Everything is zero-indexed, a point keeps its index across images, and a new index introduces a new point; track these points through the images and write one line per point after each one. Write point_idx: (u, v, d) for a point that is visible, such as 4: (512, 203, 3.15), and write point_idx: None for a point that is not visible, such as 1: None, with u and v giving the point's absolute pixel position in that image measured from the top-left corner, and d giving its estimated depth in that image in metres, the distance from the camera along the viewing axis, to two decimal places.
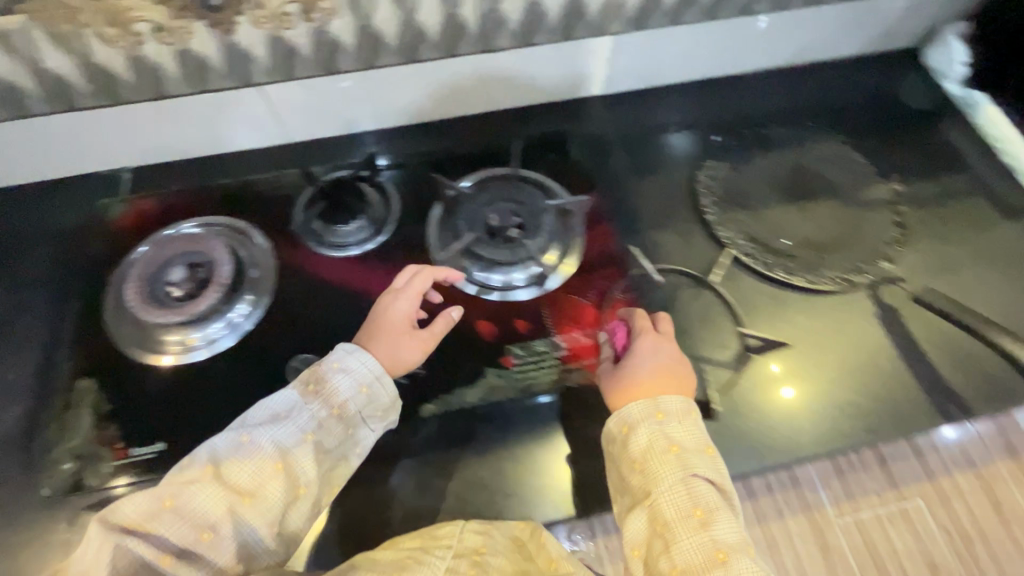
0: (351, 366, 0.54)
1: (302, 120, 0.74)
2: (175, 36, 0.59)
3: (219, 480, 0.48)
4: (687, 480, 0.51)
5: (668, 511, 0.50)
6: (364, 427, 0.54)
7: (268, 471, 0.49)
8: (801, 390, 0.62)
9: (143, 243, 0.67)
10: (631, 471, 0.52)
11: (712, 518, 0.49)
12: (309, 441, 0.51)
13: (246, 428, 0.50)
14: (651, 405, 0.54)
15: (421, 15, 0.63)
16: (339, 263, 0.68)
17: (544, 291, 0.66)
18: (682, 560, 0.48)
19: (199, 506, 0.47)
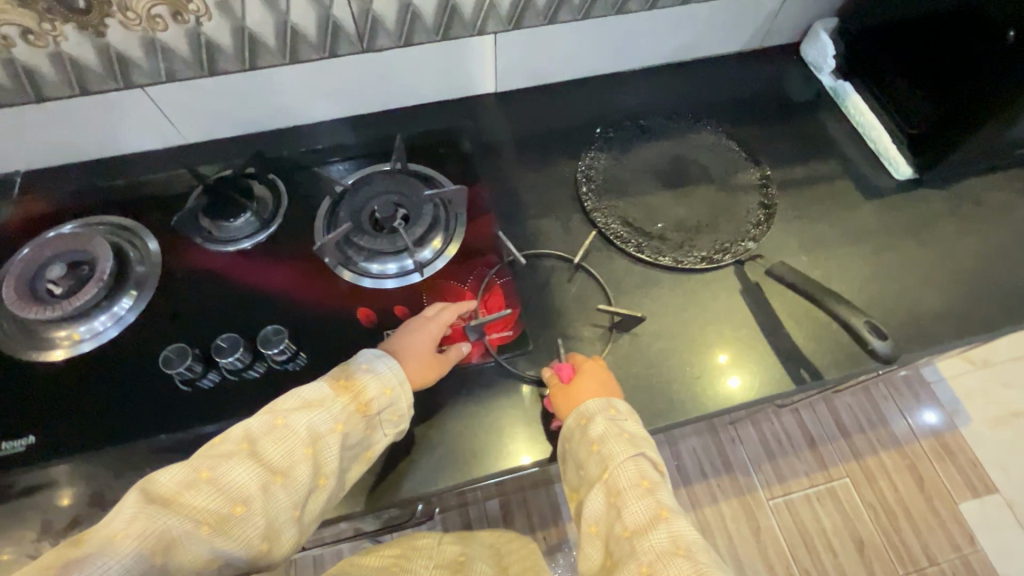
0: (381, 369, 0.56)
1: (191, 120, 0.75)
2: (45, 40, 0.61)
3: (253, 456, 0.49)
4: (635, 457, 0.55)
5: (620, 482, 0.54)
6: (380, 428, 0.56)
7: (299, 453, 0.50)
8: (746, 381, 0.65)
9: (26, 245, 0.68)
10: (588, 453, 0.56)
11: (656, 484, 0.54)
12: (337, 433, 0.52)
13: (278, 413, 0.52)
14: (606, 402, 0.58)
15: (294, 17, 0.66)
16: (227, 258, 0.70)
17: (426, 276, 0.69)
18: (631, 522, 0.52)
19: (236, 479, 0.48)
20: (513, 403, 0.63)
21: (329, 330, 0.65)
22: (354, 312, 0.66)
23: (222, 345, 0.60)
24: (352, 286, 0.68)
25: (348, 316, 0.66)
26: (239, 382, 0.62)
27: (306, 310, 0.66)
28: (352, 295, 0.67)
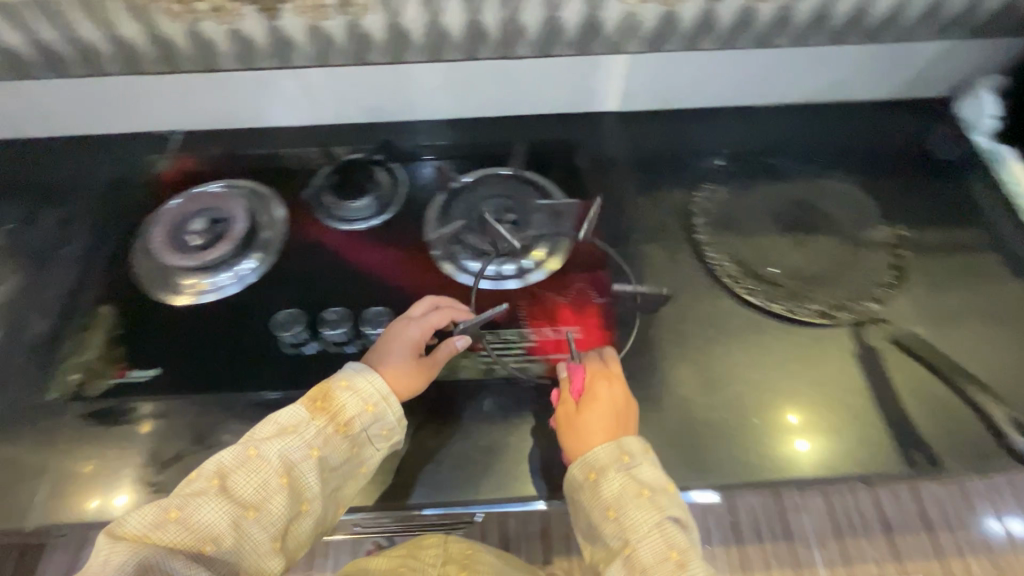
0: (360, 386, 0.57)
1: (332, 104, 0.80)
2: (229, 17, 0.66)
3: (224, 491, 0.51)
4: (660, 524, 0.51)
5: (646, 557, 0.50)
6: (369, 446, 0.56)
7: (273, 484, 0.51)
8: (816, 445, 0.61)
9: (178, 197, 0.75)
10: (606, 520, 0.52)
11: (685, 555, 0.50)
12: (313, 458, 0.53)
13: (251, 442, 0.53)
14: (619, 449, 0.54)
15: (446, 19, 0.68)
16: (342, 235, 0.73)
17: (527, 283, 0.69)
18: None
19: (207, 517, 0.49)
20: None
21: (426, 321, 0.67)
22: None
23: (330, 318, 0.66)
24: (453, 284, 0.70)
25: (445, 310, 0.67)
26: (336, 356, 0.65)
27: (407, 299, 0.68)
28: (452, 290, 0.69)
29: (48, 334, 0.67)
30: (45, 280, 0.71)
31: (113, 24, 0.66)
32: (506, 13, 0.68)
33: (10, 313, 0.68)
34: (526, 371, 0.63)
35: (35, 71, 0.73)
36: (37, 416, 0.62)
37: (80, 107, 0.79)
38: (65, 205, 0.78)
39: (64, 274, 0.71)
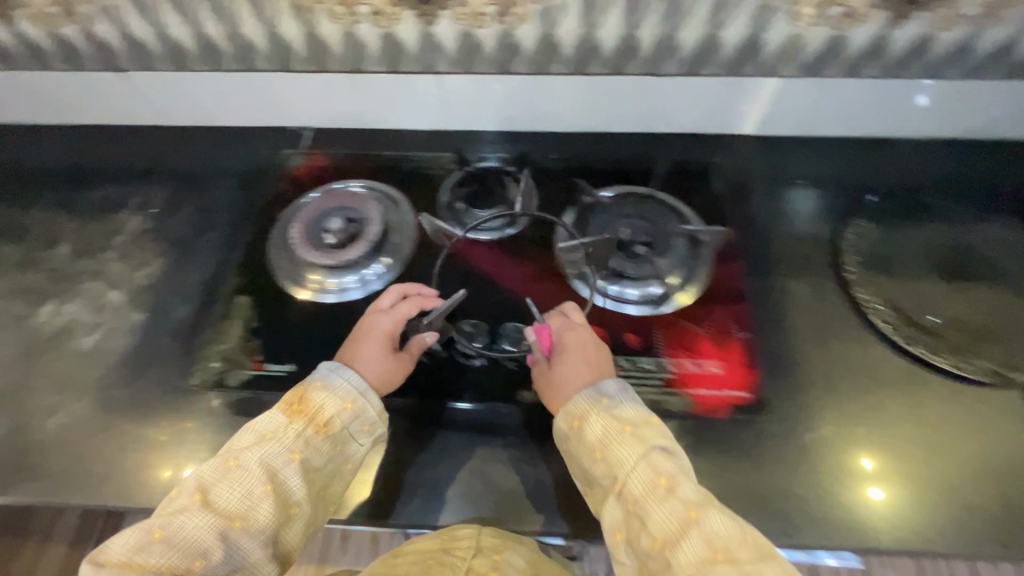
0: (337, 386, 0.57)
1: (463, 111, 0.80)
2: (387, 21, 0.68)
3: (205, 505, 0.50)
4: (644, 454, 0.51)
5: (636, 488, 0.50)
6: (353, 442, 0.57)
7: (257, 492, 0.51)
8: (900, 492, 0.56)
9: (315, 191, 0.76)
10: (593, 461, 0.53)
11: (675, 480, 0.49)
12: (296, 461, 0.53)
13: (231, 454, 0.53)
14: (596, 392, 0.56)
15: (601, 32, 0.67)
16: (471, 245, 0.73)
17: (662, 312, 0.66)
18: (657, 531, 0.48)
19: (191, 532, 0.49)
20: (744, 470, 0.58)
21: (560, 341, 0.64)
22: (584, 329, 0.65)
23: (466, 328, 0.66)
24: (585, 305, 0.67)
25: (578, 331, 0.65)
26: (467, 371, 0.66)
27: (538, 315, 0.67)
28: (583, 311, 0.66)
29: (190, 319, 0.69)
30: (187, 266, 0.73)
31: (276, 22, 0.69)
32: (664, 29, 0.66)
33: (155, 294, 0.71)
34: (665, 405, 0.60)
35: (192, 64, 0.76)
36: (181, 399, 0.64)
37: (224, 101, 0.82)
38: (204, 193, 0.81)
39: (205, 261, 0.74)
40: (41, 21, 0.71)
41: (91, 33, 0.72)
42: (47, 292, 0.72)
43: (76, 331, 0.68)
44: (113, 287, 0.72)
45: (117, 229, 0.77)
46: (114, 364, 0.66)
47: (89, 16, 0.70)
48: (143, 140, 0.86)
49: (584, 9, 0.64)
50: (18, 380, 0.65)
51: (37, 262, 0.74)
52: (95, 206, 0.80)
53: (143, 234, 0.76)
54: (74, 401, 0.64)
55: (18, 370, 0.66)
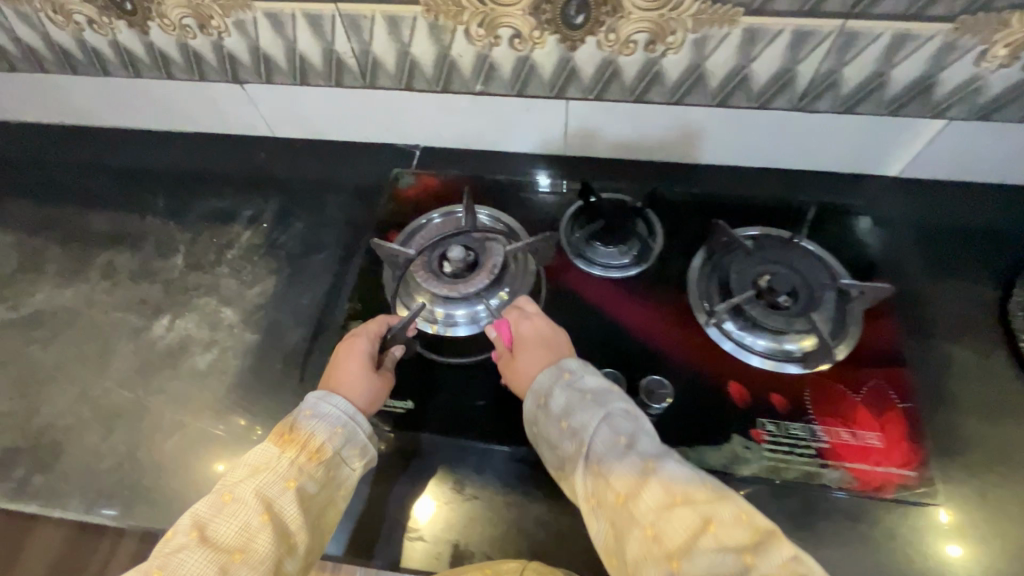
0: (326, 411, 0.53)
1: (584, 137, 0.76)
2: (526, 44, 0.64)
3: (204, 540, 0.47)
4: (604, 415, 0.51)
5: (599, 448, 0.50)
6: (345, 466, 0.53)
7: (254, 524, 0.47)
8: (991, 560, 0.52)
9: (437, 213, 0.75)
10: (560, 431, 0.52)
11: (634, 436, 0.50)
12: (293, 488, 0.49)
13: (224, 488, 0.50)
14: (557, 369, 0.56)
15: (756, 65, 0.62)
16: (594, 283, 0.69)
17: (807, 372, 0.60)
18: (620, 484, 0.48)
19: (192, 570, 0.45)
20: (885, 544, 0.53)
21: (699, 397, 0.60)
22: (723, 385, 0.61)
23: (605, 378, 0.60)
24: (721, 356, 0.63)
25: (717, 387, 0.60)
26: None
27: (673, 366, 0.62)
28: (721, 365, 0.62)
29: (305, 342, 0.67)
30: (300, 286, 0.72)
31: (409, 42, 0.66)
32: (829, 64, 0.61)
33: (268, 314, 0.70)
34: (821, 479, 0.54)
35: (314, 80, 0.74)
36: None
37: (338, 117, 0.80)
38: (314, 210, 0.79)
39: (317, 282, 0.72)
40: (174, 32, 0.70)
41: (221, 45, 0.71)
42: (161, 305, 0.71)
43: (190, 348, 0.67)
44: (226, 303, 0.71)
45: (229, 243, 0.76)
46: (228, 387, 0.65)
47: (222, 29, 0.69)
48: (253, 151, 0.85)
49: (744, 40, 0.60)
50: (135, 395, 0.65)
51: (152, 272, 0.74)
52: (206, 217, 0.79)
53: (255, 249, 0.75)
54: (189, 423, 0.63)
55: (136, 385, 0.65)
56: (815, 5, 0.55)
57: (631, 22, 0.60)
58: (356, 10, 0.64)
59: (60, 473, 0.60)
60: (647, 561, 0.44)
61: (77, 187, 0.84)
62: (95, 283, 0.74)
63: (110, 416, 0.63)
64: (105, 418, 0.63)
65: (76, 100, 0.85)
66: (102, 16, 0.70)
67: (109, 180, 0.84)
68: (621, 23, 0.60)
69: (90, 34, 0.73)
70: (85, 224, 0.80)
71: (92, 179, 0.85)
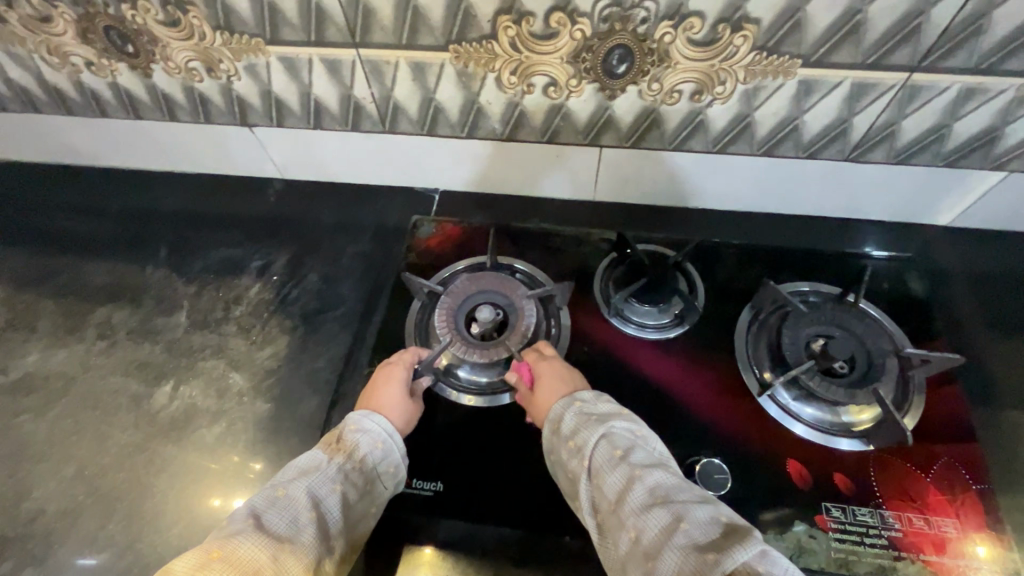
0: (371, 426, 0.53)
1: (615, 183, 0.72)
2: (560, 93, 0.60)
3: (259, 528, 0.41)
4: (604, 432, 0.49)
5: (594, 460, 0.47)
6: (380, 483, 0.51)
7: (305, 518, 0.44)
8: None
9: (463, 265, 0.70)
10: (567, 451, 0.50)
11: (630, 448, 0.47)
12: (339, 492, 0.47)
13: (276, 485, 0.46)
14: (570, 398, 0.54)
15: (808, 116, 0.58)
16: (633, 344, 0.64)
17: (869, 449, 0.56)
18: (612, 493, 0.45)
19: (249, 555, 0.39)
20: None
21: (755, 477, 0.55)
22: (781, 463, 0.56)
23: None
24: (776, 430, 0.58)
25: (775, 465, 0.56)
26: None
27: (725, 441, 0.58)
28: (776, 439, 0.57)
29: (322, 412, 0.62)
30: (315, 347, 0.67)
31: (435, 88, 0.62)
32: (887, 116, 0.57)
33: (282, 380, 0.64)
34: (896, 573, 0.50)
35: (328, 124, 0.69)
36: None
37: (353, 161, 0.75)
38: (327, 259, 0.75)
39: (334, 342, 0.67)
40: (179, 74, 0.65)
41: (230, 89, 0.66)
42: (164, 369, 0.66)
43: (196, 419, 0.62)
44: (235, 367, 0.65)
45: (236, 298, 0.71)
46: (238, 464, 0.59)
47: (231, 73, 0.64)
48: (261, 195, 0.80)
49: (798, 92, 0.56)
50: (136, 473, 0.59)
51: (153, 331, 0.68)
52: (210, 268, 0.74)
53: (264, 305, 0.70)
54: (196, 507, 0.57)
55: (137, 462, 0.60)
56: (880, 57, 0.51)
57: (677, 72, 0.56)
58: (378, 55, 0.59)
59: (53, 566, 0.55)
60: (629, 564, 0.41)
61: (70, 233, 0.78)
62: (91, 344, 0.68)
63: (109, 498, 0.58)
64: (104, 500, 0.58)
65: (70, 140, 0.79)
66: (101, 57, 0.65)
67: (105, 227, 0.79)
68: (667, 73, 0.56)
69: (88, 75, 0.68)
70: (80, 276, 0.74)
71: (87, 224, 0.79)
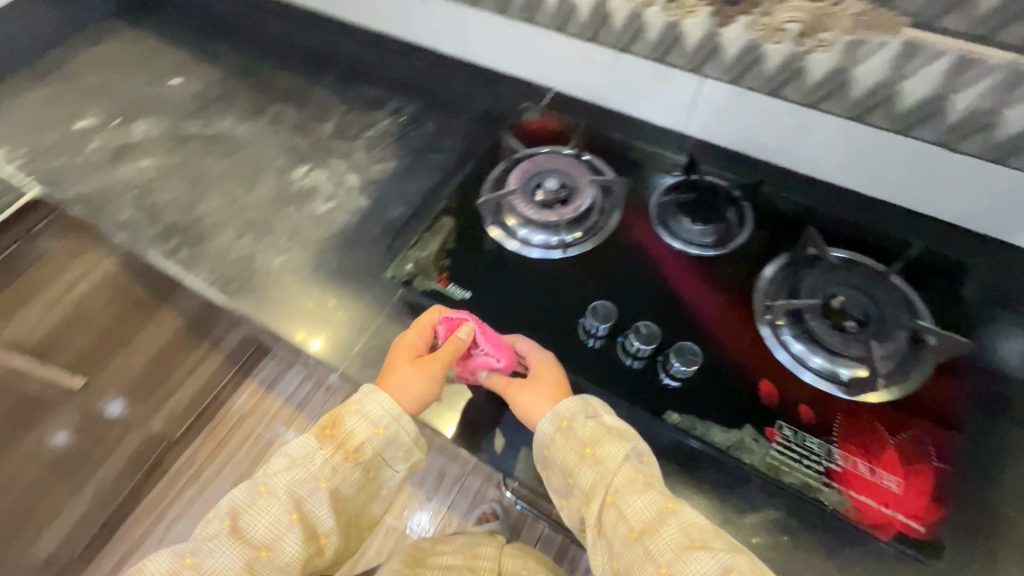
0: (370, 410, 0.59)
1: (708, 120, 0.78)
2: (679, 11, 0.67)
3: (237, 533, 0.56)
4: (628, 453, 0.55)
5: (618, 481, 0.54)
6: (387, 467, 0.60)
7: (283, 525, 0.56)
8: None
9: (547, 148, 0.81)
10: (582, 457, 0.56)
11: (651, 474, 0.54)
12: (323, 490, 0.57)
13: (261, 481, 0.58)
14: (582, 401, 0.58)
15: (907, 83, 0.60)
16: (668, 252, 0.71)
17: (852, 400, 0.59)
18: (636, 521, 0.52)
19: (222, 560, 0.55)
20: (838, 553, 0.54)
21: (727, 382, 0.61)
22: (755, 378, 0.61)
23: (641, 330, 0.63)
24: (767, 356, 0.63)
25: (750, 378, 0.61)
26: (615, 367, 0.63)
27: (714, 349, 0.63)
28: (763, 361, 0.62)
29: (401, 220, 0.78)
30: (413, 175, 0.83)
31: None
32: (989, 99, 0.57)
33: (381, 190, 0.81)
34: (819, 495, 0.54)
35: (482, 4, 0.82)
36: (372, 281, 0.73)
37: (493, 44, 0.88)
38: (446, 118, 0.90)
39: (428, 176, 0.82)
40: None
41: None
42: (305, 156, 0.85)
43: (315, 195, 0.81)
44: (354, 170, 0.83)
45: (370, 125, 0.89)
46: (331, 233, 0.77)
47: None
48: (413, 55, 0.96)
49: (900, 55, 0.58)
50: (265, 215, 0.80)
51: (306, 129, 0.89)
52: (360, 99, 0.92)
53: (388, 136, 0.87)
54: (293, 251, 0.76)
55: (268, 208, 0.80)
56: (991, 31, 0.53)
57: (787, 10, 0.61)
58: None
59: (197, 251, 0.77)
60: None
61: (273, 49, 1.01)
62: (263, 125, 0.90)
63: (243, 224, 0.79)
64: (239, 224, 0.79)
65: None
66: None
67: (297, 50, 1.00)
68: (777, 8, 0.61)
69: None
70: (270, 80, 0.96)
71: (285, 46, 1.01)
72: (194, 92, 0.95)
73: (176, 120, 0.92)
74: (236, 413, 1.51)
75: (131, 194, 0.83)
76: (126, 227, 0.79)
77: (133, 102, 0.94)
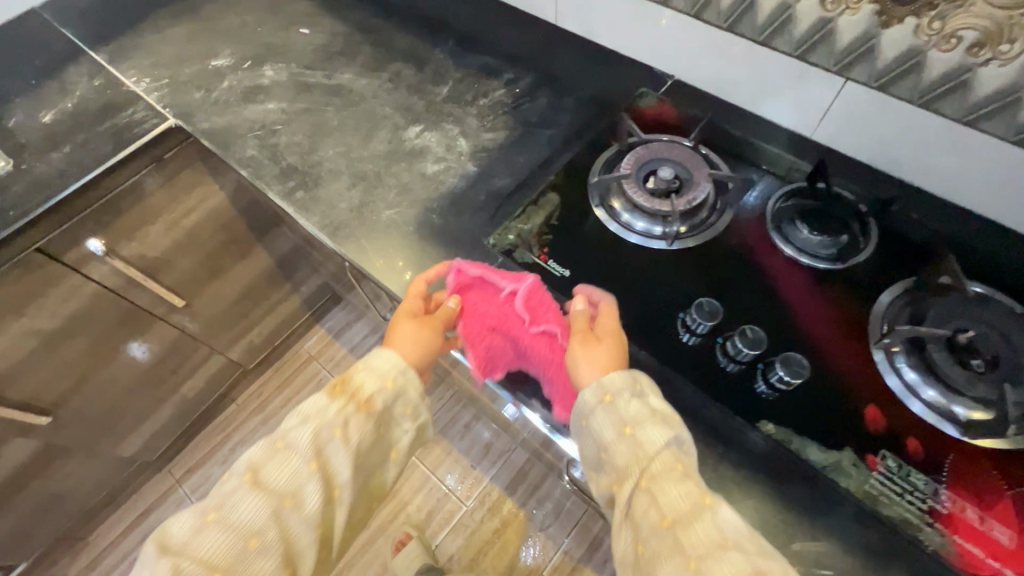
0: (377, 365, 0.60)
1: (839, 126, 0.73)
2: (837, 7, 0.64)
3: (254, 484, 0.54)
4: (671, 440, 0.52)
5: (655, 466, 0.51)
6: (399, 424, 0.61)
7: (301, 475, 0.55)
8: None
9: (667, 136, 0.79)
10: (620, 437, 0.53)
11: (690, 464, 0.52)
12: (337, 438, 0.56)
13: (277, 438, 0.57)
14: (631, 376, 0.56)
15: None
16: (779, 259, 0.69)
17: (965, 441, 0.56)
18: (669, 509, 0.49)
19: (242, 518, 0.53)
20: None
21: (830, 403, 0.59)
22: (862, 403, 0.58)
23: (747, 333, 0.61)
24: (876, 381, 0.60)
25: (856, 402, 0.59)
26: (710, 363, 0.62)
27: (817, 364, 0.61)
28: (874, 389, 0.59)
29: (506, 189, 0.79)
30: (522, 147, 0.83)
31: None
32: None
33: (489, 157, 0.82)
34: (919, 533, 0.51)
35: None
36: (472, 244, 0.74)
37: (618, 25, 0.86)
38: (559, 94, 0.89)
39: (536, 149, 0.83)
40: None
41: None
42: (419, 116, 0.87)
43: (425, 155, 0.83)
44: (464, 136, 0.85)
45: (484, 93, 0.90)
46: (436, 193, 0.79)
47: None
48: (532, 26, 0.96)
49: None
50: (376, 169, 0.82)
51: (422, 90, 0.91)
52: (476, 66, 0.93)
53: (500, 105, 0.88)
54: (398, 207, 0.78)
55: (378, 162, 0.83)
56: None
57: (966, 15, 0.56)
58: None
59: (311, 194, 0.80)
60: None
61: (396, 8, 1.03)
62: (381, 82, 0.92)
63: (354, 174, 0.82)
64: (352, 174, 0.82)
65: None
66: None
67: (419, 12, 1.02)
68: (955, 13, 0.57)
69: None
70: (391, 38, 0.99)
71: (408, 6, 1.03)
72: (320, 43, 0.99)
73: (301, 67, 0.96)
74: (305, 353, 1.61)
75: (255, 134, 0.87)
76: (250, 162, 0.84)
77: (264, 47, 0.99)
